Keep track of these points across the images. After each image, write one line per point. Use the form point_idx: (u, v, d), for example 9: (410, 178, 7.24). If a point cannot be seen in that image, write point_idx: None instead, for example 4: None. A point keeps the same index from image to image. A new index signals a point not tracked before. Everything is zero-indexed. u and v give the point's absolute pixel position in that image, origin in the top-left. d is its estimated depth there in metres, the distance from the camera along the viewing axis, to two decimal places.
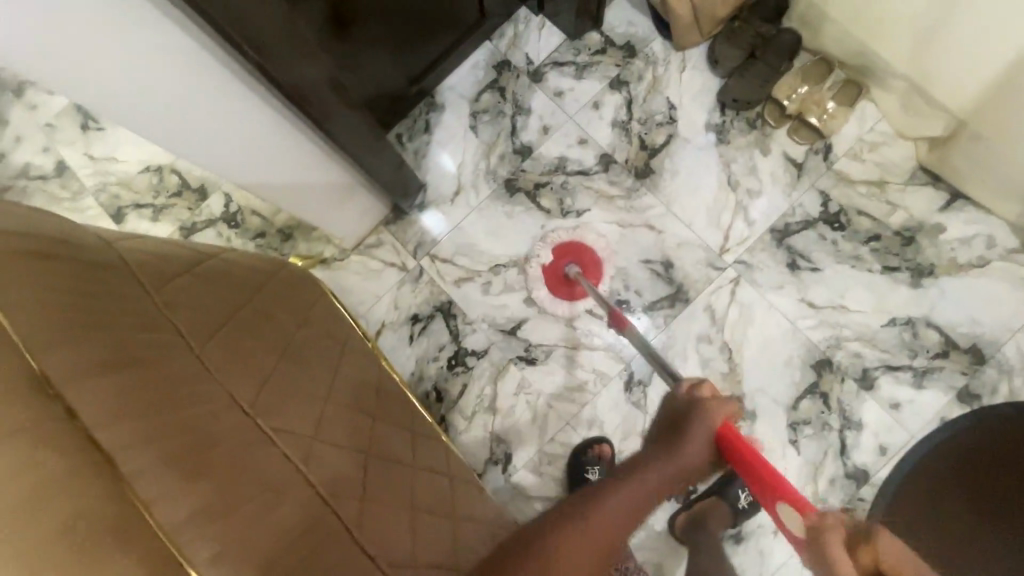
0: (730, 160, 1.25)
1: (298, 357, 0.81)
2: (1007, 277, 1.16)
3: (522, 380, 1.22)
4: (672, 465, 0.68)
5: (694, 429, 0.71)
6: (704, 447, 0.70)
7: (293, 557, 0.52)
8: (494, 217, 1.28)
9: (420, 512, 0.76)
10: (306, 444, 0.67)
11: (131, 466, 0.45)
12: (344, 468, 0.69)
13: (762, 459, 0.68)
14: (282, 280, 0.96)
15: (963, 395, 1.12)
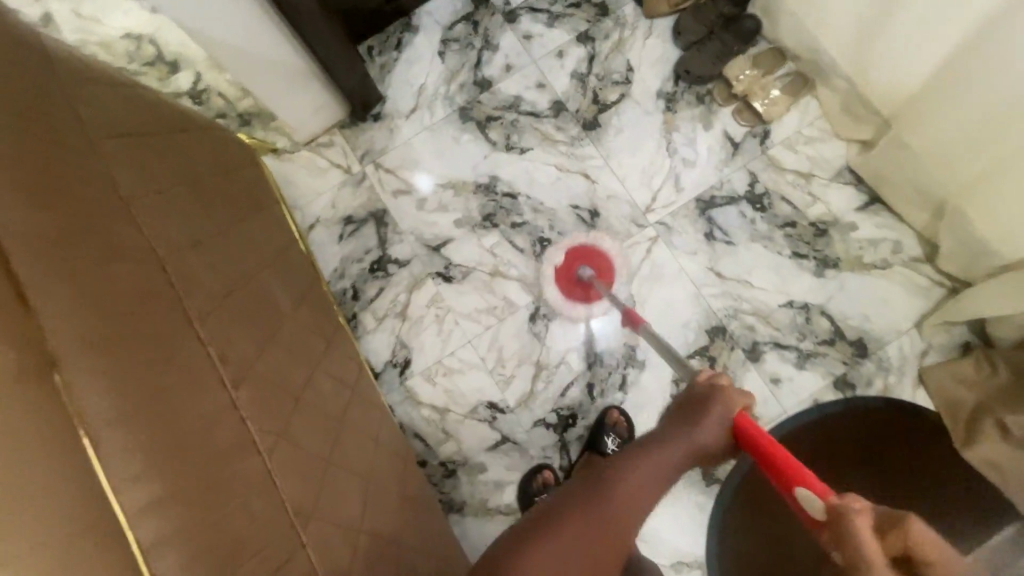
0: (674, 128, 1.30)
1: (200, 192, 0.85)
2: (904, 283, 1.21)
3: (435, 294, 1.27)
4: (682, 447, 0.66)
5: (710, 415, 0.67)
6: (720, 433, 0.66)
7: (158, 376, 0.55)
8: (442, 140, 1.33)
9: (282, 352, 0.80)
10: (189, 264, 0.71)
11: (16, 250, 0.48)
12: (218, 292, 0.73)
13: (775, 444, 0.61)
14: (209, 135, 0.99)
15: (839, 382, 1.19)
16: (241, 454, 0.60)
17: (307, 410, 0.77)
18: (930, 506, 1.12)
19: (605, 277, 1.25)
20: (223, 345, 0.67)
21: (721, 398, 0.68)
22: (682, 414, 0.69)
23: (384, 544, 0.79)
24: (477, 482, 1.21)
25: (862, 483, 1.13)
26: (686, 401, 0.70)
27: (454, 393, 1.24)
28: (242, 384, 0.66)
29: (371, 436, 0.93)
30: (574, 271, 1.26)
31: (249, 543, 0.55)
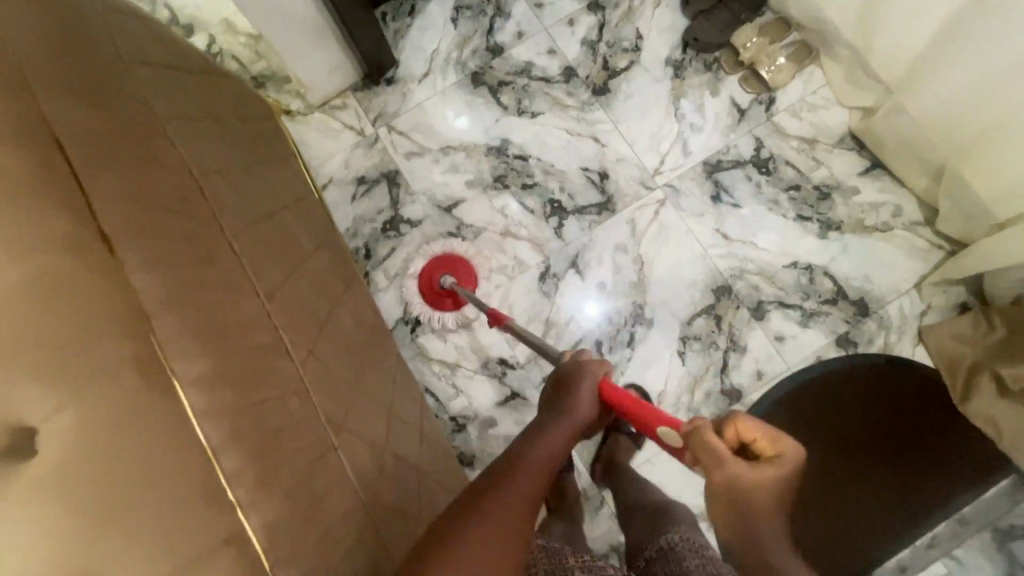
0: (681, 95, 1.33)
1: (228, 133, 0.87)
2: (905, 245, 1.24)
3: (447, 253, 1.29)
4: (569, 416, 0.71)
5: (579, 389, 0.73)
6: (591, 401, 0.73)
7: (214, 305, 0.59)
8: (454, 104, 1.36)
9: (309, 287, 0.82)
10: (235, 204, 0.74)
11: (93, 187, 0.54)
12: (258, 231, 0.77)
13: (634, 397, 0.71)
14: (235, 86, 1.01)
15: (841, 340, 1.22)
16: (280, 360, 0.65)
17: (333, 339, 0.81)
18: (936, 471, 1.16)
19: (468, 285, 1.26)
20: (256, 264, 0.71)
21: (579, 366, 0.77)
22: (559, 395, 0.74)
23: (407, 467, 0.82)
24: (486, 436, 1.22)
25: (860, 441, 1.20)
26: (556, 381, 0.77)
27: (465, 349, 1.26)
28: (275, 301, 0.70)
29: (389, 375, 0.95)
30: (436, 281, 1.25)
31: (290, 432, 0.61)
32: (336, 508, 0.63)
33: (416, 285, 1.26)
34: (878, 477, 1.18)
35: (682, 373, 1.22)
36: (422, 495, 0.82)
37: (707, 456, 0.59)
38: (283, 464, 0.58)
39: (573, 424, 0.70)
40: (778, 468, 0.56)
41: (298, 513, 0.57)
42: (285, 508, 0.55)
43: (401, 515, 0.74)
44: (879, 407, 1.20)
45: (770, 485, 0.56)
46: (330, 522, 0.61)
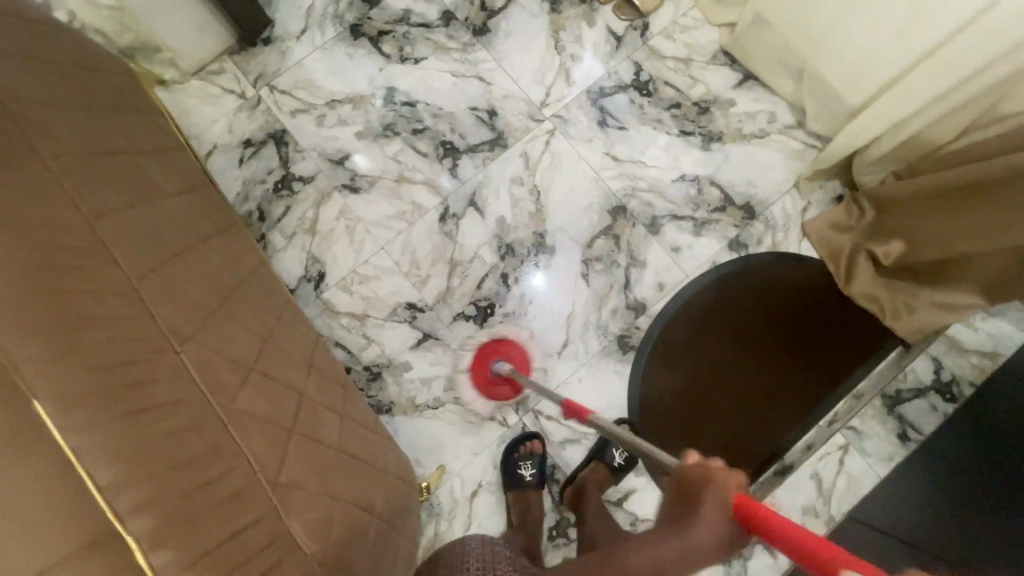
0: (560, 28, 1.35)
1: (73, 79, 0.82)
2: (780, 148, 1.31)
3: (344, 206, 1.28)
4: (677, 546, 0.58)
5: (702, 506, 0.57)
6: (718, 524, 0.56)
7: (52, 252, 0.53)
8: (336, 57, 1.34)
9: (173, 225, 0.80)
10: (85, 157, 0.70)
11: None
12: (114, 191, 0.71)
13: (785, 520, 0.52)
14: (83, 44, 0.95)
15: (733, 244, 1.27)
16: (104, 265, 0.59)
17: (190, 268, 0.75)
18: (833, 361, 1.23)
19: (522, 367, 1.21)
20: (82, 184, 0.66)
21: (709, 481, 0.57)
22: (680, 508, 0.59)
23: (285, 388, 0.76)
24: (402, 381, 1.22)
25: (764, 335, 1.25)
26: (680, 491, 0.60)
27: (372, 299, 1.24)
28: (102, 217, 0.65)
29: (272, 311, 0.91)
30: (490, 368, 1.20)
31: (162, 387, 0.54)
32: (178, 399, 0.55)
33: (472, 377, 1.22)
34: (787, 368, 1.24)
35: (589, 294, 1.25)
36: (303, 416, 0.74)
37: None
38: (91, 348, 0.50)
39: (691, 545, 0.57)
40: None
41: (166, 473, 0.49)
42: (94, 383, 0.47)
43: (274, 428, 0.66)
44: (781, 302, 1.26)
45: None
46: (166, 410, 0.53)
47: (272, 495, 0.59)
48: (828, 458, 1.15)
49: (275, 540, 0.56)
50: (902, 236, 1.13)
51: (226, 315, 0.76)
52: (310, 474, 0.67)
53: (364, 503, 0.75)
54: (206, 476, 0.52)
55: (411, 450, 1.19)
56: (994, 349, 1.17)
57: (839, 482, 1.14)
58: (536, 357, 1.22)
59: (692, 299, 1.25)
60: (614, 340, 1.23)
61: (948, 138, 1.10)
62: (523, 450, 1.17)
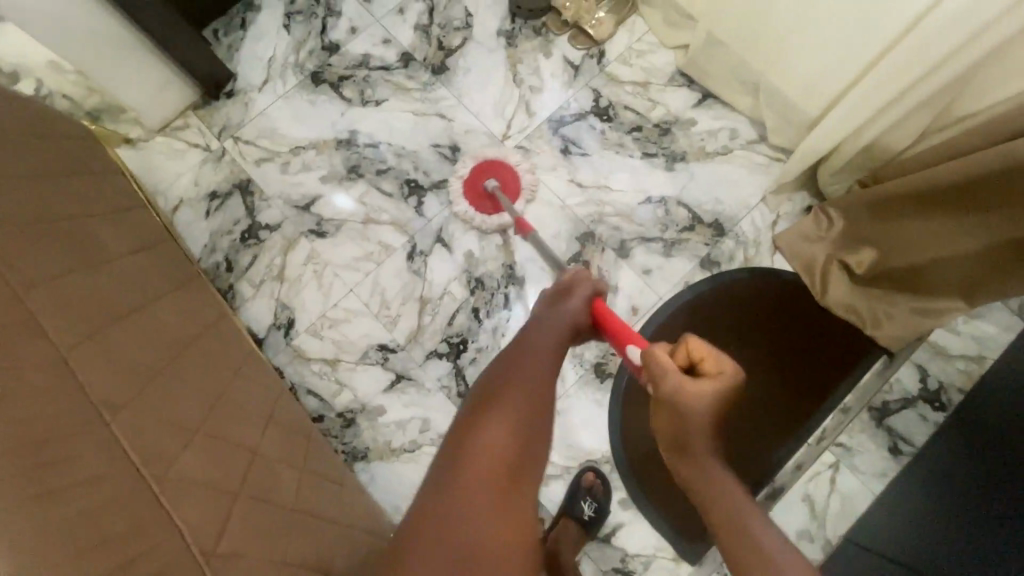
0: (517, 61, 1.37)
1: (24, 148, 0.82)
2: (745, 163, 1.30)
3: (311, 251, 1.27)
4: (557, 318, 0.76)
5: (571, 299, 0.77)
6: (581, 308, 0.77)
7: None
8: (298, 105, 1.36)
9: (117, 285, 0.79)
10: (24, 225, 0.70)
11: None
12: (50, 256, 0.70)
13: (620, 322, 0.75)
14: (40, 112, 0.96)
15: (704, 262, 1.26)
16: (28, 340, 0.58)
17: (133, 330, 0.74)
18: (817, 377, 1.21)
19: (510, 189, 1.25)
20: (13, 255, 0.64)
21: (577, 284, 0.79)
22: (552, 301, 0.78)
23: (235, 448, 0.74)
24: (377, 426, 1.19)
25: (744, 354, 1.23)
26: (551, 292, 0.80)
27: (342, 343, 1.23)
28: (35, 288, 0.64)
29: (228, 365, 0.89)
30: (480, 183, 1.24)
31: (84, 464, 0.52)
32: (100, 473, 0.53)
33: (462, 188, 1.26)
34: (771, 388, 1.21)
35: None
36: (252, 476, 0.72)
37: (664, 369, 0.64)
38: (6, 426, 0.48)
39: (567, 315, 0.76)
40: (722, 381, 0.62)
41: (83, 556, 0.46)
42: (5, 464, 0.45)
43: (214, 494, 0.64)
44: (760, 320, 1.24)
45: (709, 394, 0.61)
46: (83, 487, 0.51)
47: (208, 568, 0.56)
48: (818, 480, 1.12)
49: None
50: (875, 246, 1.11)
51: (174, 376, 0.74)
52: (254, 541, 0.64)
53: (321, 563, 0.71)
54: (130, 557, 0.49)
55: (390, 497, 1.15)
56: (979, 352, 1.14)
57: (833, 504, 1.10)
58: (523, 182, 1.26)
59: (666, 322, 1.22)
60: (591, 368, 1.20)
61: (907, 142, 1.09)
62: None
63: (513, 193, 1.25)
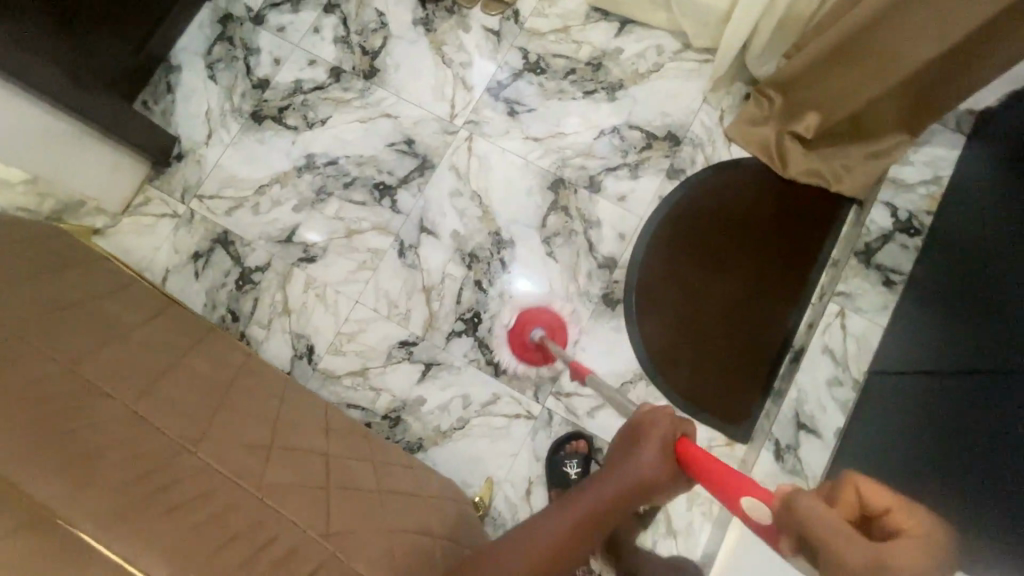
0: (441, 43, 1.41)
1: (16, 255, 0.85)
2: (678, 73, 1.37)
3: (307, 278, 1.31)
4: (617, 480, 0.67)
5: (644, 446, 0.68)
6: (656, 462, 0.67)
7: (46, 403, 0.57)
8: (248, 147, 1.38)
9: (148, 346, 0.83)
10: (50, 314, 0.74)
11: None
12: (83, 334, 0.74)
13: (717, 464, 0.63)
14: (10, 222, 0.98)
15: (670, 173, 1.32)
16: (96, 401, 0.62)
17: (179, 379, 0.78)
18: (805, 243, 1.28)
19: (558, 337, 1.24)
20: (52, 339, 0.68)
21: (649, 423, 0.70)
22: (622, 450, 0.70)
23: (309, 454, 0.78)
24: (421, 416, 1.24)
25: (734, 243, 1.30)
26: (626, 433, 0.72)
27: (364, 351, 1.27)
28: (84, 360, 0.68)
29: (273, 393, 0.94)
30: (526, 337, 1.23)
31: (185, 490, 0.58)
32: (195, 493, 0.59)
33: (509, 334, 1.24)
34: (768, 265, 1.28)
35: (560, 267, 1.29)
36: (334, 469, 0.78)
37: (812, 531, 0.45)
38: (103, 472, 0.53)
39: (632, 478, 0.67)
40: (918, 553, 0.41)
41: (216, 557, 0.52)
42: (118, 498, 0.51)
43: (307, 490, 0.69)
44: (739, 207, 1.30)
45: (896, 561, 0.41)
46: (187, 504, 0.56)
47: (325, 544, 0.62)
48: (831, 329, 1.17)
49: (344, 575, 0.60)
50: (815, 108, 1.19)
51: (232, 408, 0.79)
52: (358, 518, 0.70)
53: (421, 528, 0.77)
54: (251, 550, 0.55)
55: (455, 475, 1.21)
56: (935, 174, 1.23)
57: (850, 345, 1.16)
58: (569, 326, 1.25)
59: (654, 237, 1.30)
60: (601, 299, 1.27)
61: (813, 8, 1.16)
62: (567, 449, 1.19)
63: (561, 342, 1.24)
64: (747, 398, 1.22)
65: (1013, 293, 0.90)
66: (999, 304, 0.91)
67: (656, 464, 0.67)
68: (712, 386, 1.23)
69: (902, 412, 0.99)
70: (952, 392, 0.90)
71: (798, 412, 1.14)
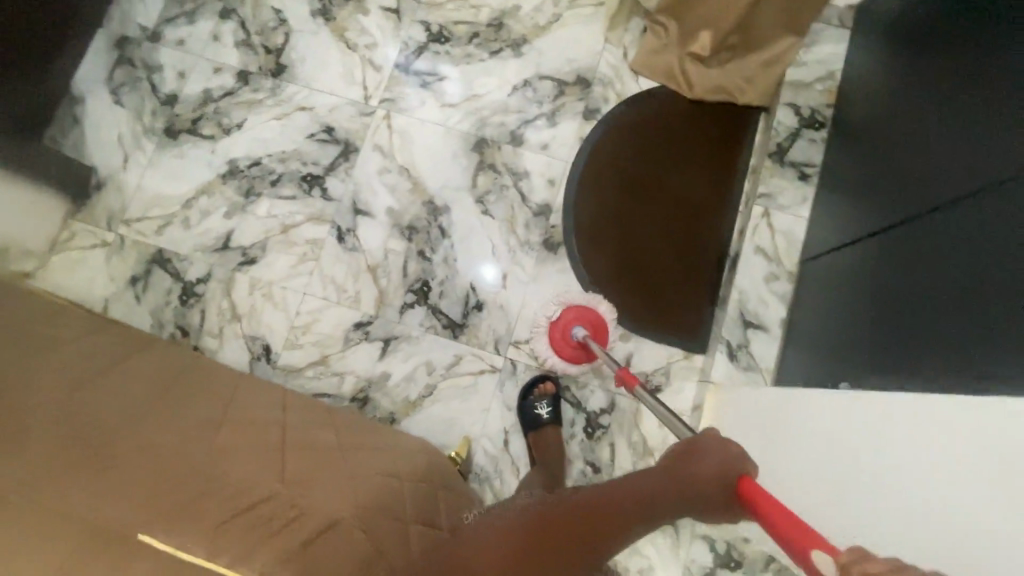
0: (343, 30, 1.42)
1: None
2: (577, 18, 1.41)
3: (251, 280, 1.30)
4: (668, 483, 0.72)
5: (702, 462, 0.72)
6: (709, 479, 0.70)
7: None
8: (167, 164, 1.37)
9: (93, 352, 0.87)
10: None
11: None
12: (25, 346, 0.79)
13: (774, 501, 0.63)
14: None
15: (586, 114, 1.36)
16: (42, 397, 0.68)
17: (124, 374, 0.83)
18: (723, 157, 1.34)
19: (599, 336, 1.22)
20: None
21: (716, 447, 0.73)
22: (680, 458, 0.75)
23: (264, 424, 0.83)
24: (389, 391, 1.25)
25: (658, 169, 1.34)
26: (690, 447, 0.76)
27: (321, 340, 1.27)
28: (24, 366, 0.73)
29: (226, 381, 0.97)
30: (569, 334, 1.21)
31: (134, 456, 0.66)
32: (138, 457, 0.66)
33: (551, 333, 1.23)
34: (692, 185, 1.33)
35: (497, 223, 1.32)
36: (291, 433, 0.83)
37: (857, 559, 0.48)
38: (50, 454, 0.62)
39: (681, 484, 0.72)
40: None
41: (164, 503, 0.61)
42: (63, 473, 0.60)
43: (260, 450, 0.75)
44: (656, 134, 1.35)
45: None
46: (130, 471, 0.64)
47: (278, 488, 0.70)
48: (760, 231, 1.23)
49: (290, 514, 0.66)
50: (705, 26, 1.26)
51: (182, 393, 0.83)
52: (316, 469, 0.76)
53: (384, 473, 0.82)
54: (197, 499, 0.63)
55: (432, 441, 1.22)
56: (827, 70, 1.29)
57: (779, 242, 1.22)
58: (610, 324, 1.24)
59: (583, 177, 1.33)
60: (542, 246, 1.30)
61: None
62: (536, 393, 1.22)
63: (603, 342, 1.22)
64: (695, 311, 1.27)
65: (903, 156, 0.94)
66: (890, 167, 0.97)
67: (710, 481, 0.70)
68: (662, 306, 1.28)
69: (832, 288, 1.04)
70: (864, 259, 0.97)
71: (742, 310, 1.20)
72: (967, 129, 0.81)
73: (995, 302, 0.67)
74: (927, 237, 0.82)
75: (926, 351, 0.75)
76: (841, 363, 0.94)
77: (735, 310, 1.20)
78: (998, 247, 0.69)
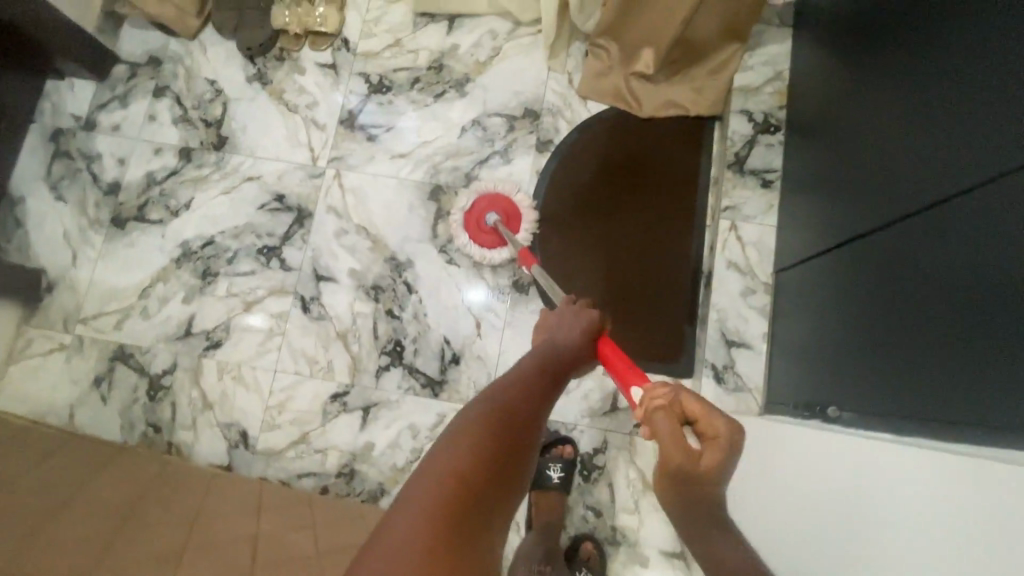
0: (281, 92, 1.39)
1: None
2: (518, 50, 1.38)
3: (218, 364, 1.26)
4: (555, 346, 0.75)
5: (578, 325, 0.80)
6: (585, 342, 0.79)
7: None
8: (118, 254, 1.32)
9: (63, 472, 0.86)
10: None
11: None
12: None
13: (621, 355, 0.80)
14: None
15: (539, 146, 1.33)
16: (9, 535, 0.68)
17: (95, 494, 0.82)
18: (682, 172, 1.31)
19: (512, 223, 1.23)
20: None
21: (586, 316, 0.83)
22: (555, 327, 0.80)
23: (235, 537, 0.80)
24: (375, 460, 1.20)
25: (619, 193, 1.31)
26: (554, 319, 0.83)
27: (299, 417, 1.23)
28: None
29: (198, 486, 0.94)
30: (480, 218, 1.23)
31: None
32: None
33: (463, 217, 1.24)
34: (656, 204, 1.30)
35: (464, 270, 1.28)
36: (264, 547, 0.80)
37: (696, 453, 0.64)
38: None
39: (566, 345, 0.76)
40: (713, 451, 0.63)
41: None
42: None
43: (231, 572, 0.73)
44: (613, 157, 1.32)
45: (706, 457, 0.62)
46: None
47: None
48: (729, 244, 1.20)
49: None
50: (648, 42, 1.22)
51: (151, 509, 0.82)
52: None
53: None
54: None
55: None
56: (775, 72, 1.27)
57: (751, 254, 1.19)
58: (525, 212, 1.24)
59: (544, 211, 1.30)
60: (513, 288, 1.27)
61: None
62: None
63: (515, 228, 1.23)
64: (676, 334, 1.24)
65: (859, 164, 0.92)
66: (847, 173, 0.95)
67: (582, 341, 0.78)
68: (642, 334, 1.24)
69: (807, 301, 1.02)
70: (833, 272, 0.94)
71: (724, 332, 1.17)
72: (916, 135, 0.79)
73: (977, 333, 0.64)
74: (895, 257, 0.80)
75: (915, 385, 0.73)
76: (828, 383, 0.91)
77: (716, 332, 1.17)
78: (971, 259, 0.67)
